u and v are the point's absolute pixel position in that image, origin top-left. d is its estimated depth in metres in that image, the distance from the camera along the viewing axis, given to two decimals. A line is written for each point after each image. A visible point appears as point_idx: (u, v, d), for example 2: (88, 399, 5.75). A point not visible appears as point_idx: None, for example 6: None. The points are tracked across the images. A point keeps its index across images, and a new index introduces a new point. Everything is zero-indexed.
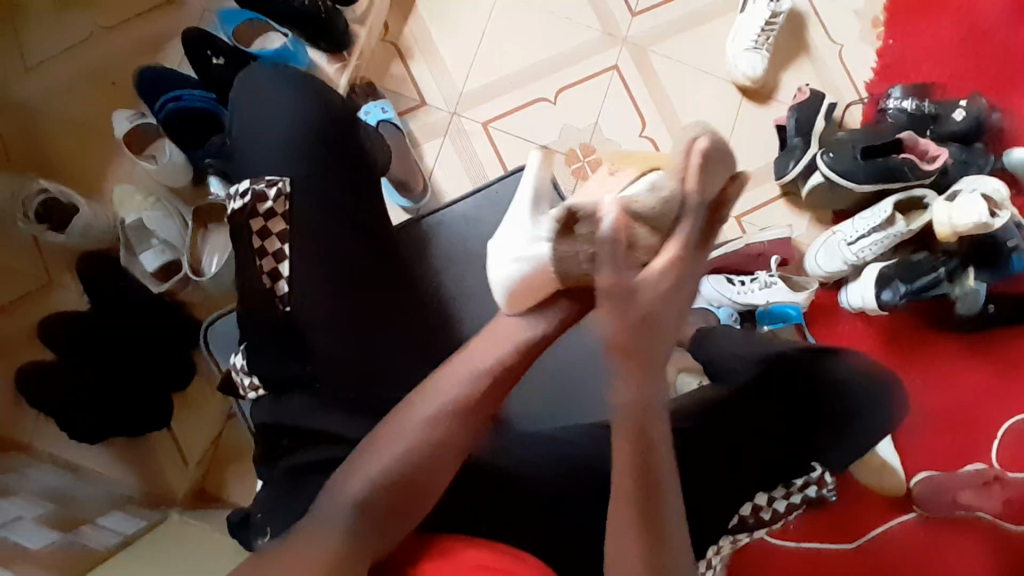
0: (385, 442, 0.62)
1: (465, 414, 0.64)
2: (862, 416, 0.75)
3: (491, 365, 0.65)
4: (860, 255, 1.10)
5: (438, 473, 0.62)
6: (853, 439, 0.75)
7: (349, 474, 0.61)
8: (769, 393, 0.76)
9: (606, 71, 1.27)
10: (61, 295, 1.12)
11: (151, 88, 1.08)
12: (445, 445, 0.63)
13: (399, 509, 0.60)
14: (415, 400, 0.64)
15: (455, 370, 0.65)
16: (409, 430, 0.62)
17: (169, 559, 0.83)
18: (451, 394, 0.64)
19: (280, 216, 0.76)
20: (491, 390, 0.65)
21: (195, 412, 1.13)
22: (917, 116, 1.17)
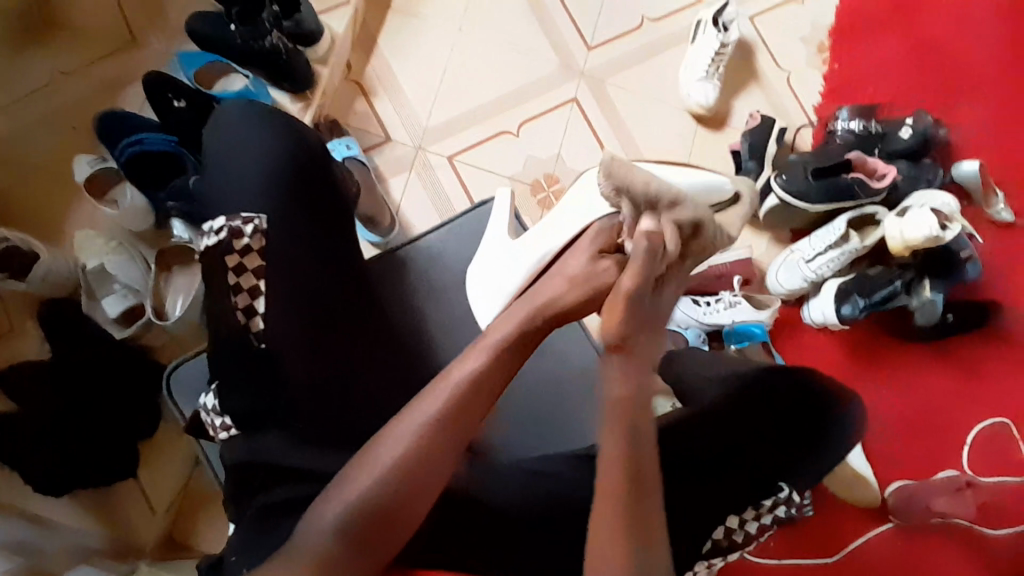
0: (361, 468, 0.61)
1: (443, 430, 0.62)
2: (836, 426, 0.77)
3: (460, 378, 0.64)
4: (819, 271, 1.13)
5: (413, 498, 0.61)
6: (835, 445, 0.77)
7: (325, 503, 0.60)
8: (745, 409, 0.77)
9: (566, 103, 1.30)
10: (21, 344, 1.09)
11: (109, 131, 1.07)
12: (421, 466, 0.61)
13: (378, 532, 0.59)
14: (392, 424, 0.63)
15: (440, 387, 0.64)
16: (383, 454, 0.61)
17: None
18: (429, 409, 0.63)
19: (256, 251, 0.76)
20: (470, 410, 0.64)
21: (162, 459, 1.11)
22: (865, 136, 1.22)
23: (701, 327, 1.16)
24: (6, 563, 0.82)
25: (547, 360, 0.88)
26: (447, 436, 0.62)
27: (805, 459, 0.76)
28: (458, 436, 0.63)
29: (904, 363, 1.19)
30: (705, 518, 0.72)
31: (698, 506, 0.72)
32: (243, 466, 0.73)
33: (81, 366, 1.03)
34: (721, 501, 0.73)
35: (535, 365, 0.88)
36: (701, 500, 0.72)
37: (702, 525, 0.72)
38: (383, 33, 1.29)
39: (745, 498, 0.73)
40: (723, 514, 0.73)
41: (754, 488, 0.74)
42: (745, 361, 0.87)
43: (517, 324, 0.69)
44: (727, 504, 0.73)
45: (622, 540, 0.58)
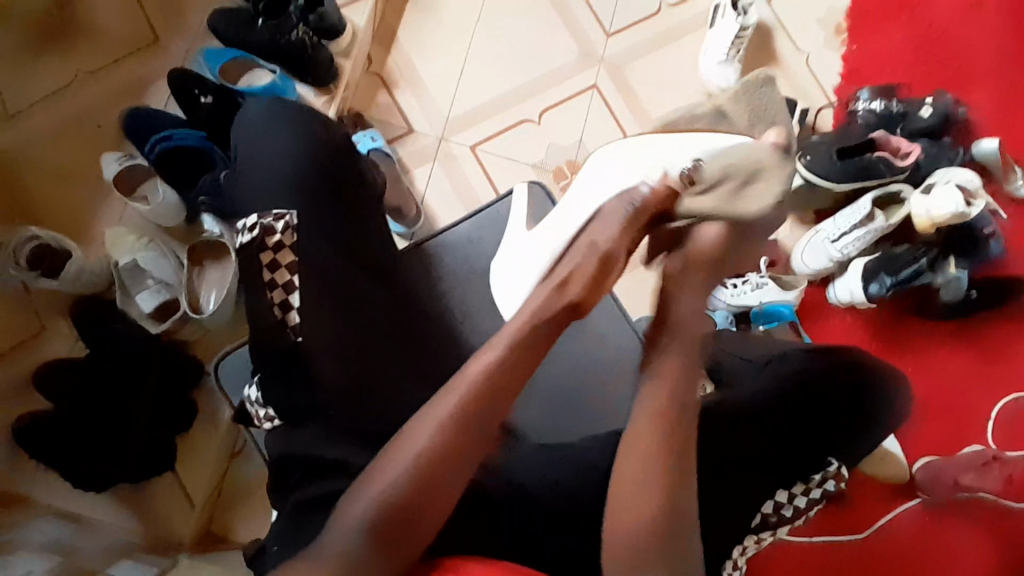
0: (386, 464, 0.61)
1: (461, 424, 0.62)
2: (879, 403, 0.78)
3: (473, 374, 0.64)
4: (845, 251, 1.14)
5: (431, 493, 0.60)
6: (879, 424, 0.78)
7: (354, 498, 0.60)
8: (795, 399, 0.76)
9: (586, 90, 1.31)
10: (55, 343, 1.09)
11: (137, 130, 1.09)
12: (440, 459, 0.60)
13: (397, 528, 0.58)
14: (409, 427, 0.63)
15: (458, 385, 0.64)
16: (406, 452, 0.61)
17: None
18: (446, 409, 0.62)
19: (288, 247, 0.76)
20: (494, 399, 0.64)
21: (199, 451, 1.11)
22: (886, 115, 1.22)
23: (728, 309, 1.17)
24: (49, 559, 0.82)
25: (600, 343, 0.89)
26: (461, 430, 0.62)
27: (850, 440, 0.77)
28: (471, 432, 0.62)
29: (926, 342, 1.20)
30: (746, 495, 0.73)
31: (738, 485, 0.72)
32: (287, 456, 0.73)
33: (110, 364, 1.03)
34: (761, 478, 0.73)
35: (585, 346, 0.89)
36: (743, 479, 0.73)
37: (745, 504, 0.72)
38: (402, 25, 1.30)
39: (786, 474, 0.74)
40: (766, 492, 0.74)
41: (792, 467, 0.75)
42: (786, 343, 0.86)
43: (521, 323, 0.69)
44: (769, 482, 0.74)
45: (631, 516, 0.59)
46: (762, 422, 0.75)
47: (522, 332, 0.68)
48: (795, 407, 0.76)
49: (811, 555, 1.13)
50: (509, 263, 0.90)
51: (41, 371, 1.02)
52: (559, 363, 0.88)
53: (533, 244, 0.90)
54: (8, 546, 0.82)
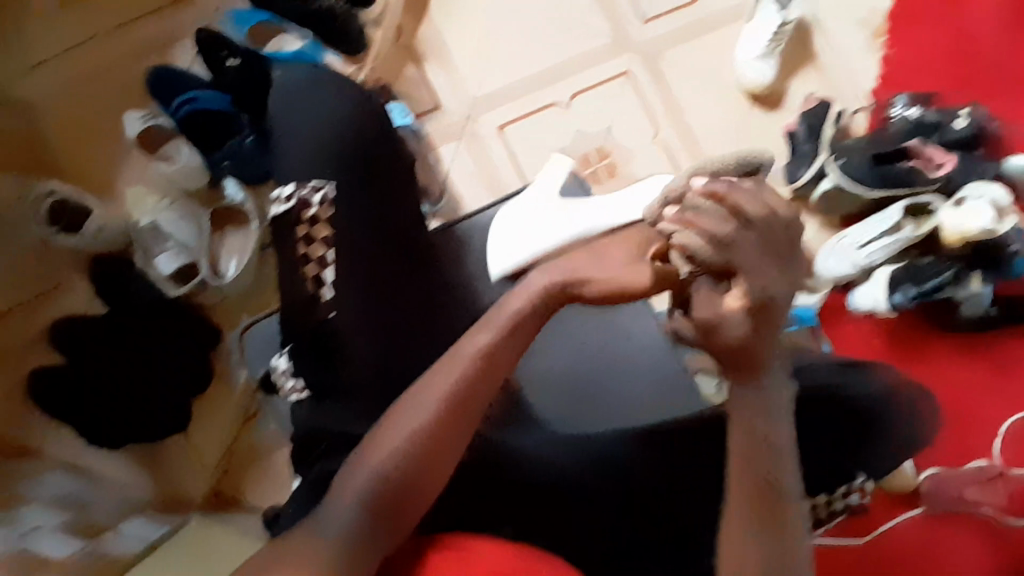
0: (377, 441, 0.60)
1: (457, 406, 0.62)
2: (901, 419, 0.78)
3: (472, 354, 0.64)
4: (870, 258, 1.14)
5: (427, 471, 0.60)
6: (899, 437, 0.78)
7: (351, 471, 0.60)
8: (823, 408, 0.76)
9: (618, 76, 1.28)
10: (68, 300, 1.08)
11: (165, 88, 1.07)
12: (436, 439, 0.61)
13: (393, 504, 0.58)
14: (398, 406, 0.62)
15: (451, 365, 0.64)
16: (396, 433, 0.60)
17: (202, 565, 0.81)
18: (443, 389, 0.62)
19: (324, 221, 0.75)
20: (485, 382, 0.64)
21: (215, 415, 1.08)
22: (922, 124, 1.18)
23: None
24: None
25: (623, 342, 0.89)
26: (455, 412, 0.62)
27: (868, 455, 0.77)
28: (462, 415, 0.62)
29: (950, 350, 1.18)
30: None
31: None
32: (313, 431, 0.73)
33: (123, 326, 1.03)
34: None
35: (612, 344, 0.89)
36: None
37: None
38: None
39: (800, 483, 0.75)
40: None
41: (805, 477, 0.76)
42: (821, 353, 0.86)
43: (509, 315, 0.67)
44: None
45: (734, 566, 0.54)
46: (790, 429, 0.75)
47: (515, 319, 0.67)
48: (821, 417, 0.76)
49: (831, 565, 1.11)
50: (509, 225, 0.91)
51: (58, 326, 1.03)
52: (575, 360, 0.88)
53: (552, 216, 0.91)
54: None
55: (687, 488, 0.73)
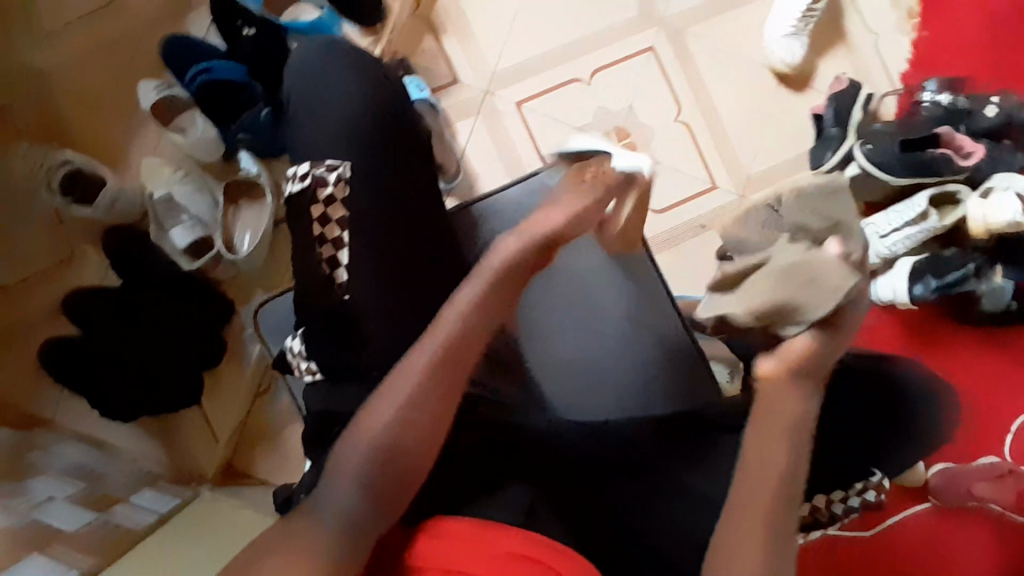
0: (366, 421, 0.61)
1: (439, 375, 0.63)
2: (922, 417, 0.78)
3: (449, 321, 0.65)
4: (893, 248, 1.12)
5: (417, 444, 0.60)
6: (919, 434, 0.77)
7: (342, 453, 0.60)
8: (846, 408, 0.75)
9: (642, 52, 1.25)
10: (83, 271, 1.08)
11: (180, 56, 1.05)
12: (424, 414, 0.61)
13: (388, 483, 0.59)
14: (384, 387, 0.62)
15: (433, 333, 0.65)
16: (384, 410, 0.61)
17: (210, 533, 0.81)
18: (423, 357, 0.63)
19: (339, 201, 0.75)
20: (466, 348, 0.65)
21: (227, 390, 1.09)
22: (952, 111, 1.15)
23: None
24: (69, 487, 0.85)
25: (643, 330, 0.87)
26: (440, 382, 0.63)
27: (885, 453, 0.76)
28: (448, 389, 0.63)
29: (962, 350, 1.18)
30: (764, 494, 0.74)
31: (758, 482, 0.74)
32: (325, 412, 0.73)
33: (138, 298, 1.03)
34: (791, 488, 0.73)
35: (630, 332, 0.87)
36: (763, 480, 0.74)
37: None
38: None
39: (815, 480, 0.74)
40: None
41: (825, 474, 0.74)
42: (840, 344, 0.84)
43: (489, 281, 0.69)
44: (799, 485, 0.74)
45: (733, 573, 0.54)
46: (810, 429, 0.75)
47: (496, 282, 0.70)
48: (842, 416, 0.75)
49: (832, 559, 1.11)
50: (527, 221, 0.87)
51: (74, 297, 1.03)
52: (602, 359, 0.86)
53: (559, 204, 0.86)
54: (31, 469, 0.86)
55: (698, 480, 0.73)
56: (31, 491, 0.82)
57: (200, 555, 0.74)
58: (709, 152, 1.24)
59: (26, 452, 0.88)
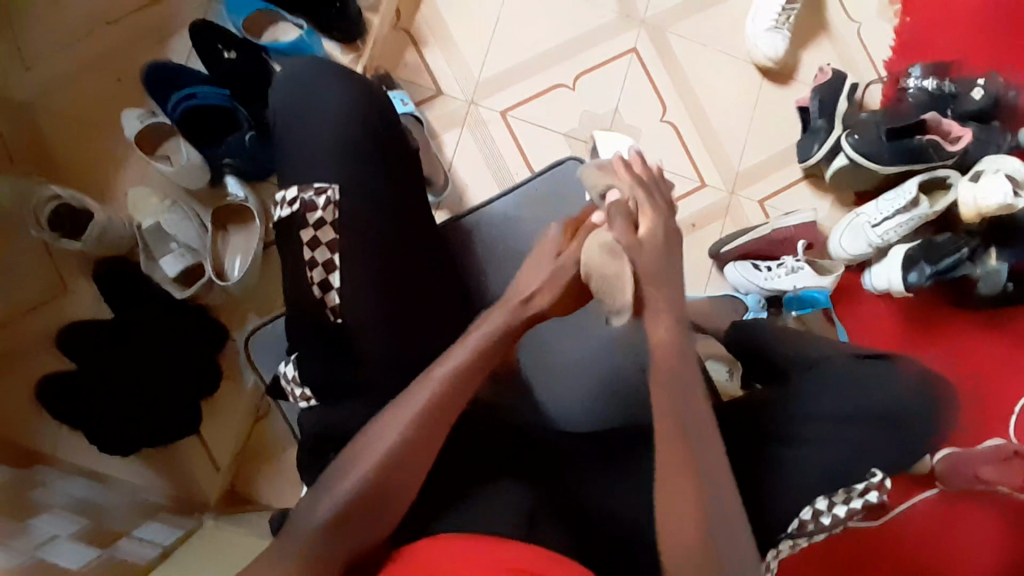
0: (353, 456, 0.59)
1: (432, 423, 0.61)
2: (925, 419, 0.77)
3: (441, 374, 0.62)
4: (885, 237, 1.10)
5: (403, 485, 0.59)
6: (921, 433, 0.77)
7: (326, 483, 0.59)
8: (840, 413, 0.76)
9: (625, 54, 1.25)
10: (76, 303, 1.08)
11: (159, 84, 1.05)
12: (411, 455, 0.59)
13: (374, 509, 0.58)
14: (380, 417, 0.61)
15: (425, 381, 0.62)
16: (371, 450, 0.59)
17: (216, 561, 0.80)
18: (413, 406, 0.61)
19: (330, 225, 0.74)
20: (453, 403, 0.62)
21: (227, 414, 1.08)
22: (937, 95, 1.16)
23: (761, 292, 1.15)
24: (73, 525, 0.83)
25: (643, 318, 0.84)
26: (433, 427, 0.61)
27: (892, 448, 0.76)
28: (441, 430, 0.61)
29: (962, 336, 1.17)
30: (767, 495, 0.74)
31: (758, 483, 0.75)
32: (324, 436, 0.72)
33: (131, 329, 1.02)
34: (793, 490, 0.74)
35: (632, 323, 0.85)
36: (764, 481, 0.75)
37: (763, 499, 0.74)
38: None
39: (816, 478, 0.75)
40: (795, 496, 0.74)
41: (825, 471, 0.75)
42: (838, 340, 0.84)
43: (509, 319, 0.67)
44: (801, 483, 0.75)
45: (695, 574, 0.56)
46: (807, 436, 0.76)
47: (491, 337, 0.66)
48: (835, 424, 0.76)
49: (830, 560, 1.06)
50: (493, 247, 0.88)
51: (66, 331, 1.03)
52: (603, 359, 0.81)
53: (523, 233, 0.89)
54: (33, 507, 0.82)
55: None
56: (34, 529, 0.79)
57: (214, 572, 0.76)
58: (697, 150, 1.24)
59: (25, 489, 0.85)
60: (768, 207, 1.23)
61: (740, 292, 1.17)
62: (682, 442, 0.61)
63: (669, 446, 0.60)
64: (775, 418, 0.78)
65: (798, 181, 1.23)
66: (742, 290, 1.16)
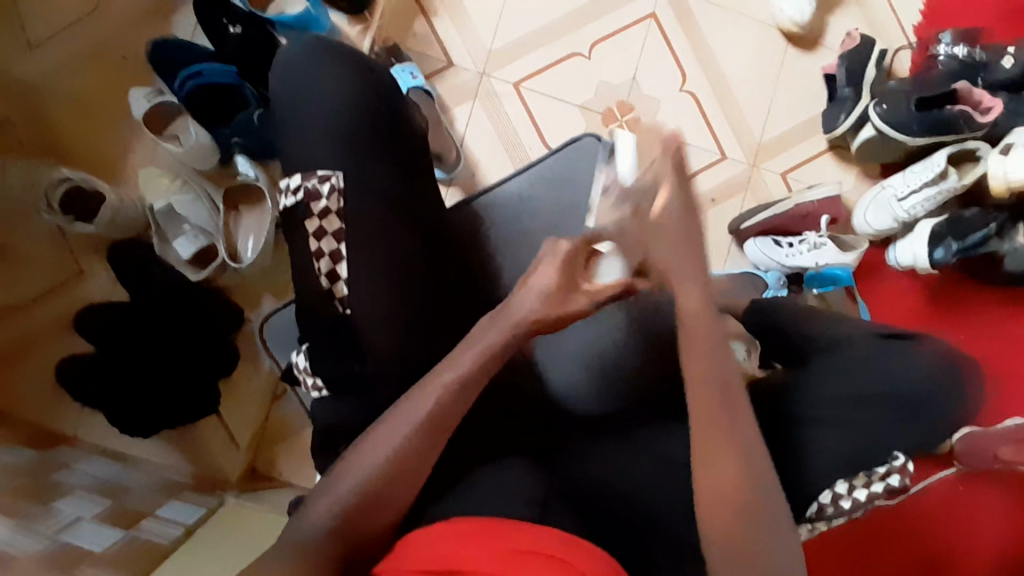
0: (353, 459, 0.60)
1: (433, 428, 0.61)
2: (944, 405, 0.75)
3: (445, 380, 0.63)
4: (911, 211, 1.07)
5: (400, 488, 0.59)
6: (940, 420, 0.75)
7: (327, 484, 0.59)
8: (859, 399, 0.75)
9: (642, 20, 1.20)
10: (93, 286, 1.09)
11: (166, 62, 1.03)
12: (409, 464, 0.60)
13: (368, 514, 0.58)
14: (379, 426, 0.61)
15: (427, 390, 0.62)
16: (372, 453, 0.59)
17: (234, 541, 0.82)
18: (417, 412, 0.61)
19: (334, 213, 0.73)
20: (451, 415, 0.62)
21: (246, 394, 1.10)
22: (968, 64, 1.10)
23: (782, 269, 1.12)
24: (95, 506, 0.84)
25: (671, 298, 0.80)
26: (432, 435, 0.61)
27: (912, 435, 0.74)
28: (439, 437, 0.61)
29: (986, 312, 1.14)
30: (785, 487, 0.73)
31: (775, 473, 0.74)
32: (336, 428, 0.73)
33: (144, 310, 1.03)
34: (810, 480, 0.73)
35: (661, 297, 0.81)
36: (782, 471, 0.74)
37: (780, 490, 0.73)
38: None
39: (835, 468, 0.73)
40: (814, 486, 0.73)
41: (846, 457, 0.73)
42: (860, 321, 0.82)
43: (506, 330, 0.68)
44: (820, 473, 0.73)
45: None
46: (827, 422, 0.74)
47: (496, 346, 0.66)
48: (854, 409, 0.74)
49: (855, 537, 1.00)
50: (509, 230, 0.87)
51: (82, 312, 1.04)
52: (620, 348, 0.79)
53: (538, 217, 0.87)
54: (57, 489, 0.84)
55: None
56: (58, 512, 0.79)
57: (230, 556, 0.77)
58: (717, 120, 1.20)
59: (50, 471, 0.88)
60: (790, 179, 1.20)
61: (759, 269, 1.14)
62: (707, 443, 0.59)
63: (702, 445, 0.59)
64: (793, 400, 0.76)
65: (822, 151, 1.20)
66: (762, 266, 1.14)
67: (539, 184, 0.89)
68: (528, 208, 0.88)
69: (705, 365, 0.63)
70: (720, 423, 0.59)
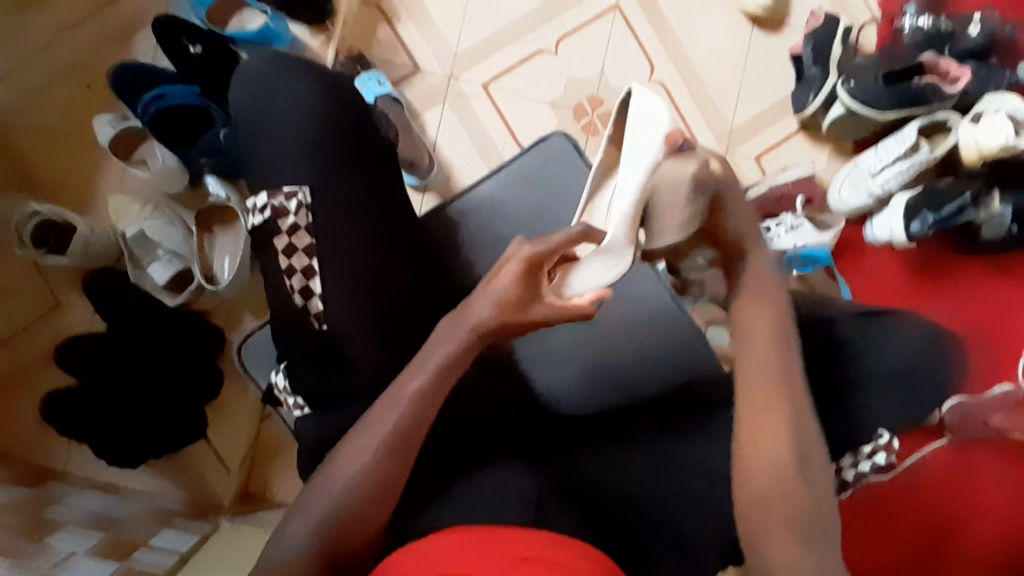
0: (327, 473, 0.59)
1: (405, 443, 0.60)
2: (932, 380, 0.75)
3: (411, 392, 0.61)
4: (886, 185, 1.07)
5: (387, 500, 0.58)
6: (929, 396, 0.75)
7: (305, 498, 0.58)
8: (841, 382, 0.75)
9: (607, 11, 1.20)
10: (72, 318, 1.08)
11: (126, 84, 1.02)
12: (387, 484, 0.58)
13: (355, 530, 0.57)
14: (351, 439, 0.60)
15: (390, 402, 0.61)
16: (349, 468, 0.58)
17: (224, 568, 0.80)
18: (386, 426, 0.60)
19: (303, 229, 0.72)
20: (423, 428, 0.60)
21: (233, 415, 1.09)
22: (934, 35, 1.10)
23: None
24: (89, 539, 0.82)
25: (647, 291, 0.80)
26: (404, 451, 0.59)
27: (902, 411, 0.75)
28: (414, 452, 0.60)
29: (968, 279, 1.13)
30: None
31: None
32: (322, 446, 0.72)
33: (126, 337, 1.02)
34: None
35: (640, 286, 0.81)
36: None
37: None
38: None
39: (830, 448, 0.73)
40: None
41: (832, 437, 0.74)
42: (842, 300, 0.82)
43: (464, 336, 0.63)
44: None
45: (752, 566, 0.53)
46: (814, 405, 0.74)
47: (459, 351, 0.63)
48: (840, 392, 0.75)
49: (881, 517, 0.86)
50: (486, 236, 0.86)
51: (62, 345, 1.03)
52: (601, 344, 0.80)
53: (510, 222, 0.87)
54: (49, 525, 0.83)
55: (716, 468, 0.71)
56: (51, 547, 0.77)
57: None
58: (689, 107, 1.20)
59: (40, 507, 0.87)
60: (764, 162, 1.20)
61: None
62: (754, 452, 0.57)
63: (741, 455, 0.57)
64: None
65: (796, 132, 1.20)
66: None
67: (509, 190, 0.88)
68: (501, 213, 0.87)
69: (752, 383, 0.60)
70: (760, 409, 0.58)
